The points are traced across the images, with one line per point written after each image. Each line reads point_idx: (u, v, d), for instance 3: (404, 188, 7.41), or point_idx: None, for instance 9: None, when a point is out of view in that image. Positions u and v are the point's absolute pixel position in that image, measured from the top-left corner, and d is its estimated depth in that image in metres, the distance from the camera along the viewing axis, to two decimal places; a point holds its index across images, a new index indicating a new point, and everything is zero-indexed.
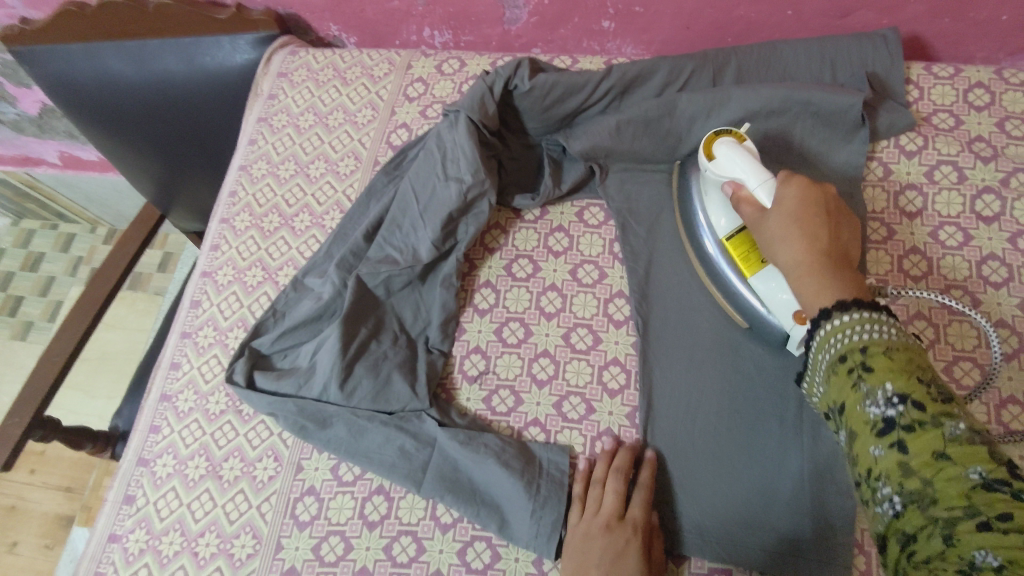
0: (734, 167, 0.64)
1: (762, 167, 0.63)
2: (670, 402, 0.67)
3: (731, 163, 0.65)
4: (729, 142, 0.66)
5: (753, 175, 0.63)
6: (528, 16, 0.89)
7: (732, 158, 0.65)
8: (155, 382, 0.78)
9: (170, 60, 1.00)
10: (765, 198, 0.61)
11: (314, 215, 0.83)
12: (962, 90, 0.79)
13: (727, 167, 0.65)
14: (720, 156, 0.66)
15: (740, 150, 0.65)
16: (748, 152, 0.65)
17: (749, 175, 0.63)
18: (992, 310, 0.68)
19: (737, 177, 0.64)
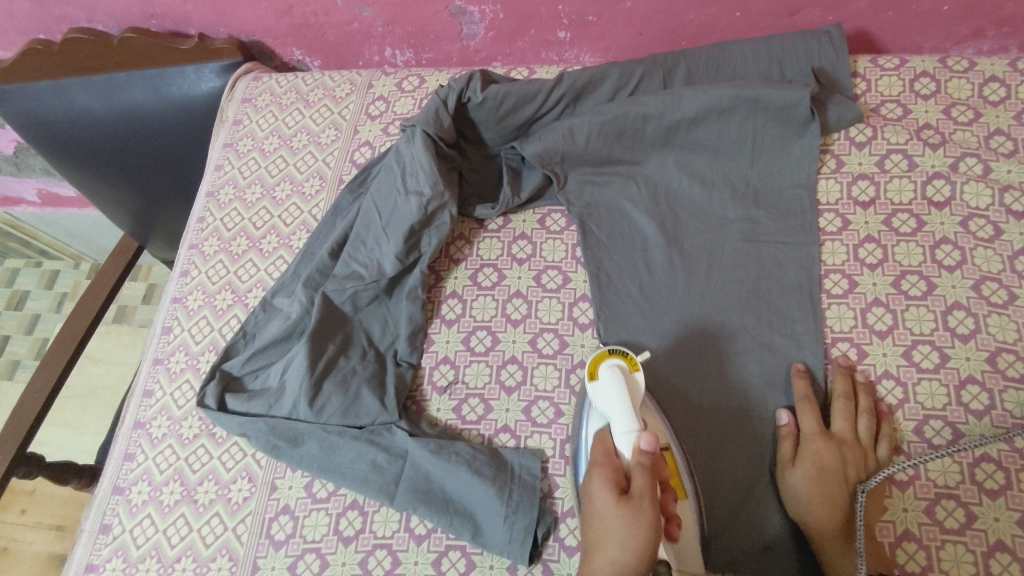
0: (611, 406, 0.61)
1: (630, 408, 0.61)
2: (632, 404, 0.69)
3: (612, 401, 0.61)
4: (617, 368, 0.63)
5: (620, 419, 0.60)
6: (485, 31, 0.90)
7: (609, 394, 0.62)
8: (129, 411, 0.78)
9: (137, 92, 1.01)
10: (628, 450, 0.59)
11: (281, 236, 0.84)
12: (909, 80, 0.81)
13: (607, 398, 0.62)
14: (602, 386, 0.63)
15: (623, 392, 0.61)
16: (630, 391, 0.62)
17: (621, 427, 0.60)
18: (947, 293, 0.70)
19: (609, 412, 0.62)
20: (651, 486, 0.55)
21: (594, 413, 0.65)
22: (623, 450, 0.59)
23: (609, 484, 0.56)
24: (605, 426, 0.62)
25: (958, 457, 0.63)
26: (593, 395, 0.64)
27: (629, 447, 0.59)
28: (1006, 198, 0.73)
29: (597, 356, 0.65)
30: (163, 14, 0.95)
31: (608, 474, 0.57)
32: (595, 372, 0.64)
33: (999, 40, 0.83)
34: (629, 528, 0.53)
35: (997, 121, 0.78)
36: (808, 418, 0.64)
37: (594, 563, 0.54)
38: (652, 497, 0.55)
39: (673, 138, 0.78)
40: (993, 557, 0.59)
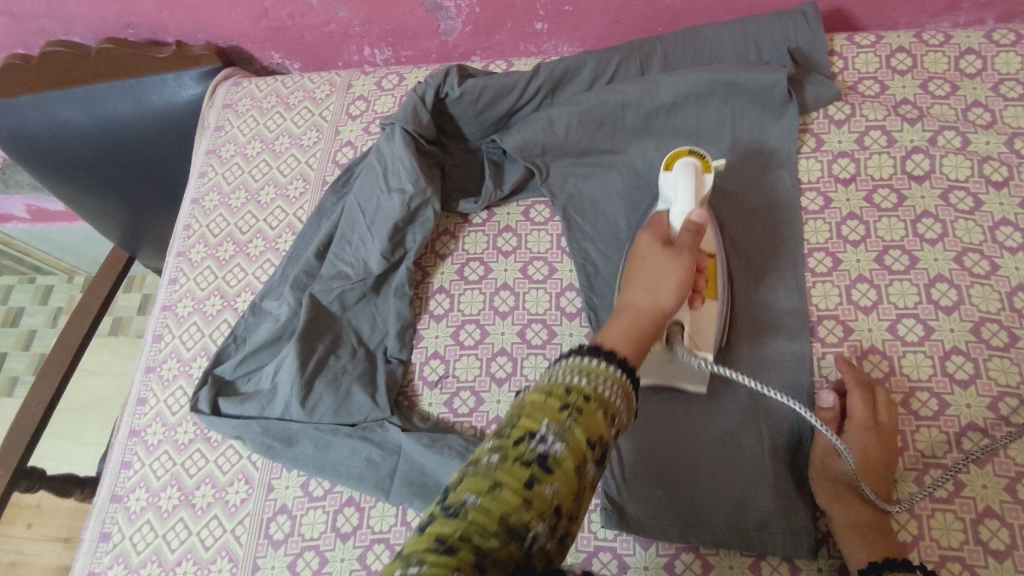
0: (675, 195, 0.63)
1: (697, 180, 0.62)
2: None
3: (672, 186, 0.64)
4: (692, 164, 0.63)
5: (678, 202, 0.62)
6: (462, 26, 0.91)
7: (672, 179, 0.64)
8: (124, 419, 0.79)
9: (117, 101, 1.01)
10: (679, 213, 0.62)
11: (267, 239, 0.84)
12: (885, 56, 0.81)
13: (671, 185, 0.64)
14: (671, 176, 0.64)
15: (691, 186, 0.61)
16: (697, 186, 0.62)
17: (678, 205, 0.62)
18: (930, 267, 0.70)
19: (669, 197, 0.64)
20: (694, 243, 0.60)
21: (661, 202, 0.67)
22: (676, 223, 0.62)
23: (654, 237, 0.61)
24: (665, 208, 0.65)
25: (944, 427, 0.63)
26: (664, 182, 0.65)
27: (680, 218, 0.61)
28: (984, 169, 0.73)
29: (676, 154, 0.66)
30: (139, 23, 0.95)
31: (656, 232, 0.62)
32: (670, 166, 0.66)
33: (975, 13, 0.83)
34: (665, 268, 0.58)
35: (974, 93, 0.78)
36: (857, 404, 0.63)
37: (630, 293, 0.57)
38: (693, 250, 0.60)
39: (652, 126, 0.78)
40: (982, 523, 0.59)
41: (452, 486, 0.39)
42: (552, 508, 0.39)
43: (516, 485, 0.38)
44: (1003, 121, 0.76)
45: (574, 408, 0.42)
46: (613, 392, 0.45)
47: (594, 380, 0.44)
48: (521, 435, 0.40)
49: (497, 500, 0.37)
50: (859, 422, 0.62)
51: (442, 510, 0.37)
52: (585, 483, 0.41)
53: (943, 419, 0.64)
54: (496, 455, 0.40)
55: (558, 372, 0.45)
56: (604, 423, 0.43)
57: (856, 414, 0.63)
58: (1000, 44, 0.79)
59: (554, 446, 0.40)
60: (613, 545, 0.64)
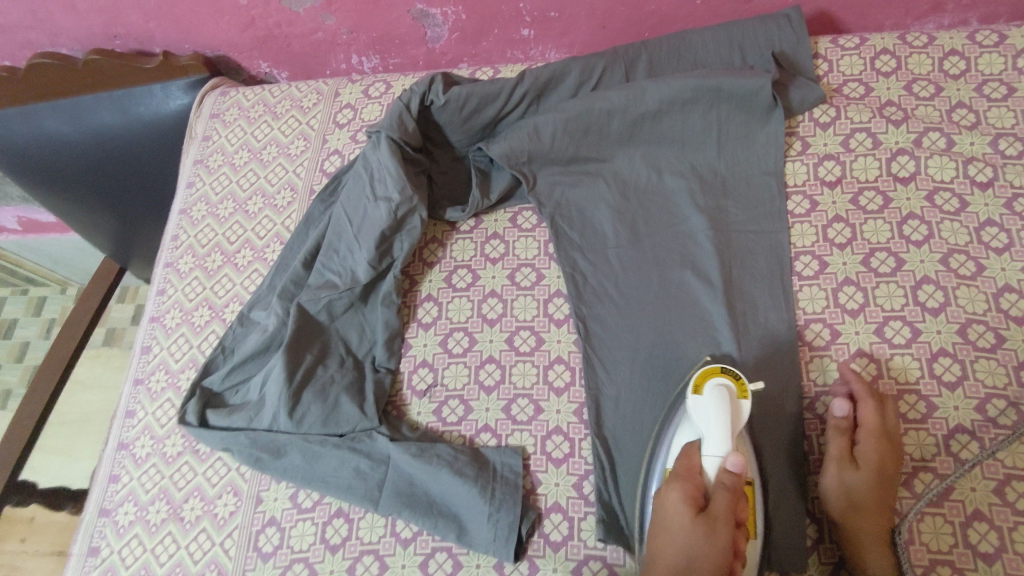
0: (708, 430, 0.59)
1: (729, 431, 0.58)
2: (611, 384, 0.69)
3: (710, 419, 0.59)
4: (724, 391, 0.60)
5: (713, 444, 0.58)
6: (448, 33, 0.91)
7: (709, 416, 0.59)
8: (112, 432, 0.78)
9: (106, 113, 1.01)
10: (711, 468, 0.58)
11: (255, 249, 0.84)
12: (870, 58, 0.82)
13: (704, 418, 0.60)
14: (703, 403, 0.60)
15: (725, 418, 0.59)
16: (731, 420, 0.59)
17: (712, 447, 0.58)
18: (916, 268, 0.70)
19: (701, 429, 0.60)
20: (731, 506, 0.55)
21: (685, 426, 0.62)
22: (710, 468, 0.58)
23: (686, 498, 0.56)
24: (694, 440, 0.60)
25: (932, 429, 0.63)
26: (693, 408, 0.61)
27: (715, 464, 0.58)
28: (969, 170, 0.73)
29: (707, 370, 0.62)
30: (127, 34, 0.95)
31: (688, 487, 0.56)
32: (699, 386, 0.62)
33: (958, 14, 0.84)
34: (700, 545, 0.53)
35: (958, 94, 0.78)
36: (871, 415, 0.62)
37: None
38: (730, 517, 0.55)
39: (638, 132, 0.79)
40: (971, 526, 0.59)
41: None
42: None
43: None
44: (987, 123, 0.76)
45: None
46: None
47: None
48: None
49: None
50: (872, 434, 0.62)
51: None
52: None
53: (930, 422, 0.64)
54: None
55: None
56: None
57: (869, 426, 0.62)
58: (984, 45, 0.80)
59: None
60: (603, 555, 0.63)
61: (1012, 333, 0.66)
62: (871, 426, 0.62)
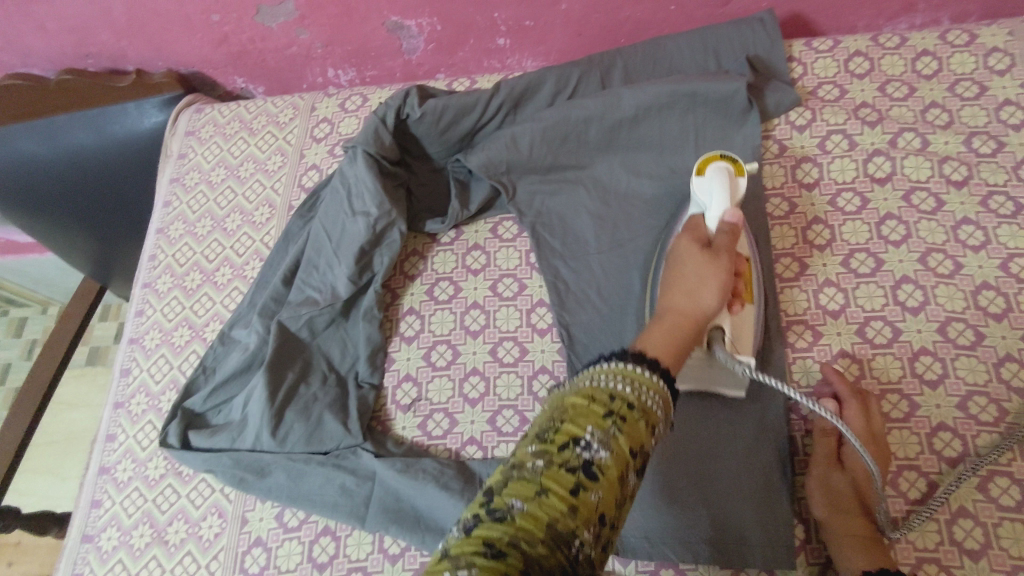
0: (709, 199, 0.65)
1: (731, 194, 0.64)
2: None
3: (712, 190, 0.64)
4: (725, 170, 0.65)
5: (715, 205, 0.64)
6: (424, 44, 0.90)
7: (709, 187, 0.65)
8: (93, 457, 0.77)
9: (80, 133, 0.99)
10: (715, 219, 0.63)
11: (234, 267, 0.83)
12: (843, 61, 0.82)
13: (705, 191, 0.65)
14: (705, 180, 0.66)
15: (725, 188, 0.64)
16: (731, 189, 0.64)
17: (713, 207, 0.64)
18: (895, 268, 0.71)
19: (704, 203, 0.65)
20: (732, 244, 0.60)
21: (691, 205, 0.69)
22: (710, 223, 0.63)
23: (693, 240, 0.62)
24: (699, 213, 0.66)
25: (915, 428, 0.64)
26: (695, 186, 0.67)
27: (715, 219, 0.63)
28: (944, 169, 0.74)
29: (709, 158, 0.67)
30: (99, 53, 0.94)
31: (694, 236, 0.62)
32: (701, 170, 0.67)
33: (930, 14, 0.84)
34: (707, 269, 0.58)
35: (932, 94, 0.79)
36: (856, 418, 0.62)
37: (671, 296, 0.57)
38: (731, 252, 0.60)
39: (616, 139, 0.79)
40: (956, 524, 0.59)
41: (495, 488, 0.38)
42: (597, 515, 0.38)
43: (561, 489, 0.38)
44: (961, 121, 0.77)
45: (616, 417, 0.42)
46: (656, 404, 0.45)
47: (637, 388, 0.45)
48: (566, 440, 0.40)
49: (545, 506, 0.37)
50: (860, 433, 0.61)
51: (487, 514, 0.37)
52: (626, 492, 0.41)
53: (913, 421, 0.64)
54: (540, 460, 0.39)
55: (601, 377, 0.45)
56: (646, 433, 0.43)
57: (856, 426, 0.62)
58: (955, 45, 0.80)
59: (598, 452, 0.40)
60: None
61: (992, 329, 0.66)
62: (857, 427, 0.62)
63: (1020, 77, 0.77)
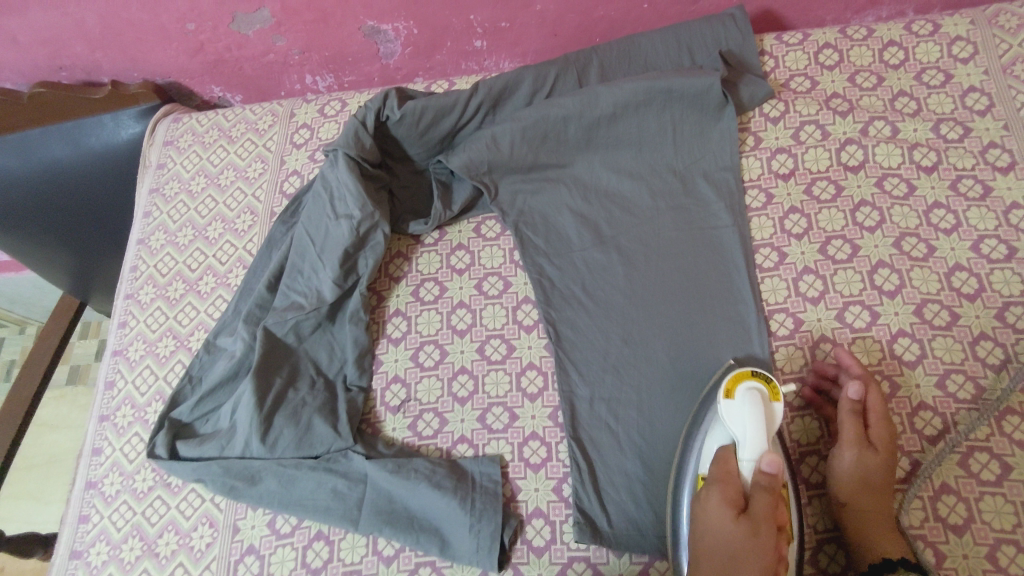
0: (744, 432, 0.59)
1: (763, 432, 0.58)
2: (585, 382, 0.70)
3: (744, 421, 0.59)
4: (756, 394, 0.60)
5: (748, 447, 0.58)
6: (401, 48, 0.91)
7: (741, 420, 0.59)
8: (79, 471, 0.76)
9: (56, 148, 0.98)
10: (749, 470, 0.58)
11: (217, 275, 0.83)
12: (813, 53, 0.84)
13: (739, 421, 0.59)
14: (737, 407, 0.60)
15: (760, 423, 0.58)
16: (765, 420, 0.59)
17: (747, 447, 0.58)
18: (871, 253, 0.72)
19: (737, 435, 0.59)
20: (771, 509, 0.54)
21: (718, 427, 0.62)
22: (744, 471, 0.58)
23: (727, 499, 0.55)
24: (729, 445, 0.60)
25: (897, 409, 0.65)
26: (726, 410, 0.61)
27: (750, 466, 0.58)
28: (914, 155, 0.76)
29: (738, 374, 0.62)
30: (73, 65, 0.93)
31: (728, 490, 0.56)
32: (730, 390, 0.61)
33: (895, 6, 0.86)
34: (744, 545, 0.53)
35: (899, 83, 0.81)
36: (877, 400, 0.63)
37: (700, 573, 0.53)
38: (771, 517, 0.54)
39: (595, 137, 0.80)
40: (940, 500, 0.61)
41: None
42: None
43: None
44: (928, 109, 0.79)
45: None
46: None
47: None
48: None
49: None
50: (882, 417, 0.62)
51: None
52: None
53: (895, 402, 0.65)
54: None
55: None
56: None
57: (878, 409, 0.63)
58: (920, 35, 0.83)
59: None
60: (587, 556, 0.63)
61: (966, 309, 0.68)
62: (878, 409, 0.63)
63: (983, 65, 0.80)
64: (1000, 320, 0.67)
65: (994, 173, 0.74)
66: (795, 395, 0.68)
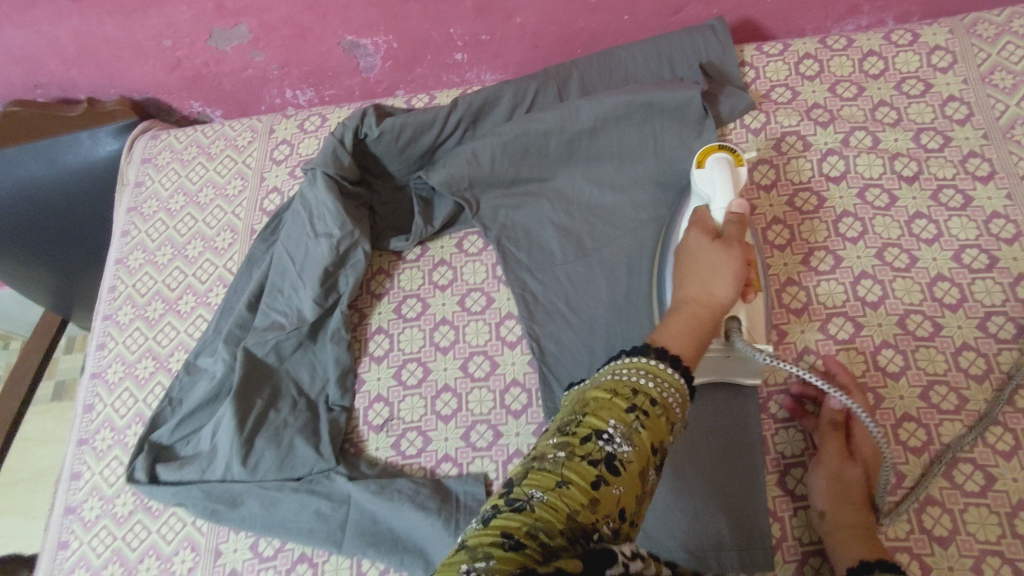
0: (713, 189, 0.62)
1: (735, 184, 0.62)
2: None
3: (714, 181, 0.62)
4: (725, 161, 0.63)
5: (719, 195, 0.61)
6: (382, 61, 0.90)
7: (711, 179, 0.63)
8: (58, 497, 0.75)
9: (32, 165, 0.96)
10: (722, 210, 0.61)
11: (197, 294, 0.82)
12: (794, 63, 0.84)
13: (708, 182, 0.63)
14: (706, 172, 0.63)
15: (727, 176, 0.62)
16: (733, 179, 0.62)
17: (718, 197, 0.61)
18: (854, 264, 0.72)
19: (709, 195, 0.63)
20: (741, 234, 0.58)
21: (694, 197, 0.66)
22: (717, 215, 0.61)
23: (703, 232, 0.59)
24: (702, 205, 0.64)
25: (881, 420, 0.65)
26: (696, 178, 0.64)
27: (721, 212, 0.61)
28: (895, 165, 0.76)
29: (708, 148, 0.65)
30: (48, 82, 0.92)
31: (702, 227, 0.60)
32: (700, 161, 0.64)
33: (875, 15, 0.86)
34: (720, 261, 0.56)
35: (880, 93, 0.81)
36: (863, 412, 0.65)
37: (685, 285, 0.55)
38: (742, 243, 0.58)
39: (577, 150, 0.80)
40: (924, 513, 0.61)
41: (518, 478, 0.40)
42: (618, 507, 0.40)
43: (583, 483, 0.39)
44: (909, 119, 0.79)
45: (639, 414, 0.43)
46: (674, 401, 0.46)
47: (659, 386, 0.45)
48: (588, 434, 0.42)
49: (569, 498, 0.38)
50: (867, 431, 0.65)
51: (509, 505, 0.38)
52: (647, 485, 0.43)
53: (879, 414, 0.65)
54: (563, 451, 0.41)
55: (622, 373, 0.46)
56: (667, 429, 0.44)
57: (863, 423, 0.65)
58: (899, 45, 0.83)
59: (621, 447, 0.41)
60: None
61: (948, 319, 0.68)
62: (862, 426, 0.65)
63: (963, 74, 0.80)
64: (982, 330, 0.67)
65: (975, 182, 0.74)
66: (781, 400, 0.68)
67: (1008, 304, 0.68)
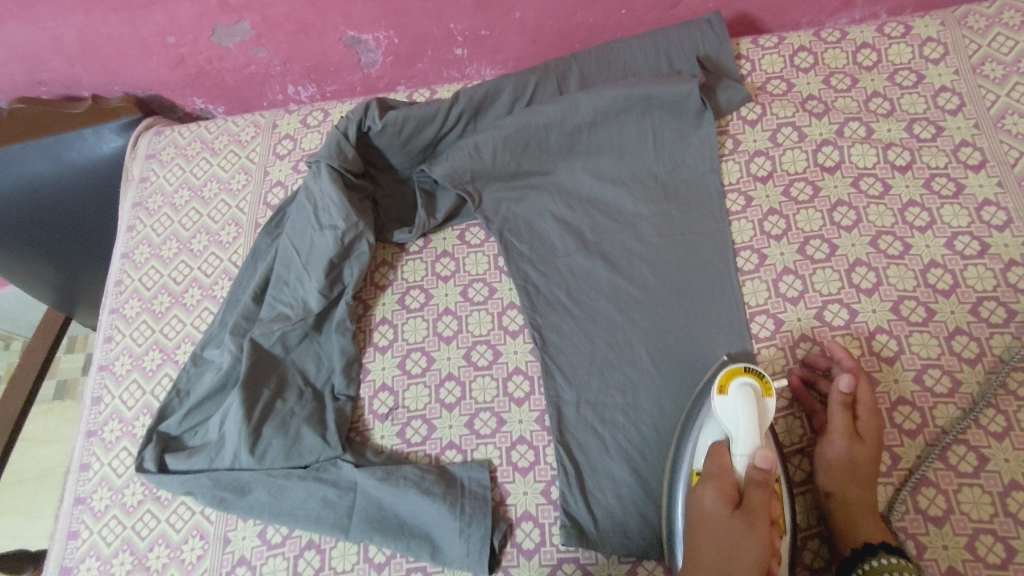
0: (737, 428, 0.59)
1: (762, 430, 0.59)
2: (572, 385, 0.71)
3: (738, 417, 0.59)
4: (748, 387, 0.60)
5: (743, 437, 0.59)
6: (383, 57, 0.91)
7: (735, 412, 0.59)
8: (67, 487, 0.76)
9: (36, 162, 0.98)
10: (742, 463, 0.58)
11: (203, 287, 0.83)
12: (789, 56, 0.86)
13: (732, 416, 0.60)
14: (729, 401, 0.60)
15: (752, 412, 0.59)
16: (758, 414, 0.59)
17: (740, 440, 0.59)
18: (849, 252, 0.74)
19: (729, 429, 0.60)
20: (766, 500, 0.56)
21: (710, 418, 0.62)
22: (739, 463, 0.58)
23: (722, 493, 0.57)
24: (723, 437, 0.61)
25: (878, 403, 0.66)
26: (718, 404, 0.61)
27: (742, 461, 0.58)
28: (889, 155, 0.78)
29: (731, 369, 0.62)
30: (51, 80, 0.93)
31: (723, 485, 0.57)
32: (723, 385, 0.61)
33: (868, 8, 0.88)
34: (741, 545, 0.54)
35: (873, 84, 0.83)
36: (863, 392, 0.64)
37: (698, 545, 0.55)
38: (765, 511, 0.56)
39: (577, 143, 0.81)
40: (920, 493, 0.62)
41: None
42: None
43: None
44: (902, 109, 0.80)
45: None
46: None
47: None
48: None
49: None
50: (870, 409, 0.63)
51: None
52: None
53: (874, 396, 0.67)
54: None
55: None
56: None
57: (866, 402, 0.64)
58: (892, 37, 0.85)
59: None
60: (577, 556, 0.64)
61: (941, 305, 0.69)
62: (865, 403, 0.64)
63: (954, 65, 0.81)
64: (974, 315, 0.69)
65: (966, 171, 0.75)
66: (784, 388, 0.70)
67: (999, 289, 0.69)
